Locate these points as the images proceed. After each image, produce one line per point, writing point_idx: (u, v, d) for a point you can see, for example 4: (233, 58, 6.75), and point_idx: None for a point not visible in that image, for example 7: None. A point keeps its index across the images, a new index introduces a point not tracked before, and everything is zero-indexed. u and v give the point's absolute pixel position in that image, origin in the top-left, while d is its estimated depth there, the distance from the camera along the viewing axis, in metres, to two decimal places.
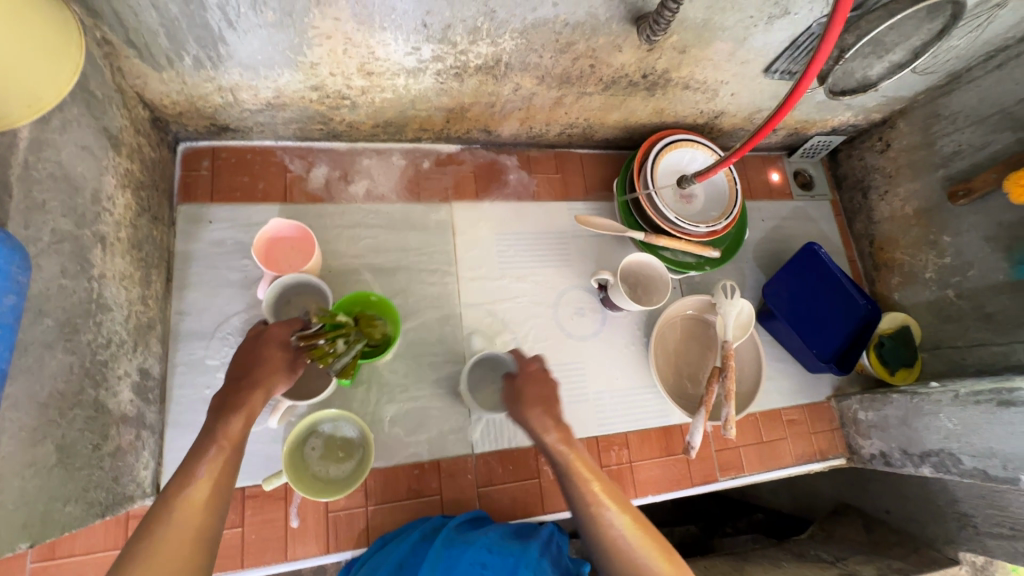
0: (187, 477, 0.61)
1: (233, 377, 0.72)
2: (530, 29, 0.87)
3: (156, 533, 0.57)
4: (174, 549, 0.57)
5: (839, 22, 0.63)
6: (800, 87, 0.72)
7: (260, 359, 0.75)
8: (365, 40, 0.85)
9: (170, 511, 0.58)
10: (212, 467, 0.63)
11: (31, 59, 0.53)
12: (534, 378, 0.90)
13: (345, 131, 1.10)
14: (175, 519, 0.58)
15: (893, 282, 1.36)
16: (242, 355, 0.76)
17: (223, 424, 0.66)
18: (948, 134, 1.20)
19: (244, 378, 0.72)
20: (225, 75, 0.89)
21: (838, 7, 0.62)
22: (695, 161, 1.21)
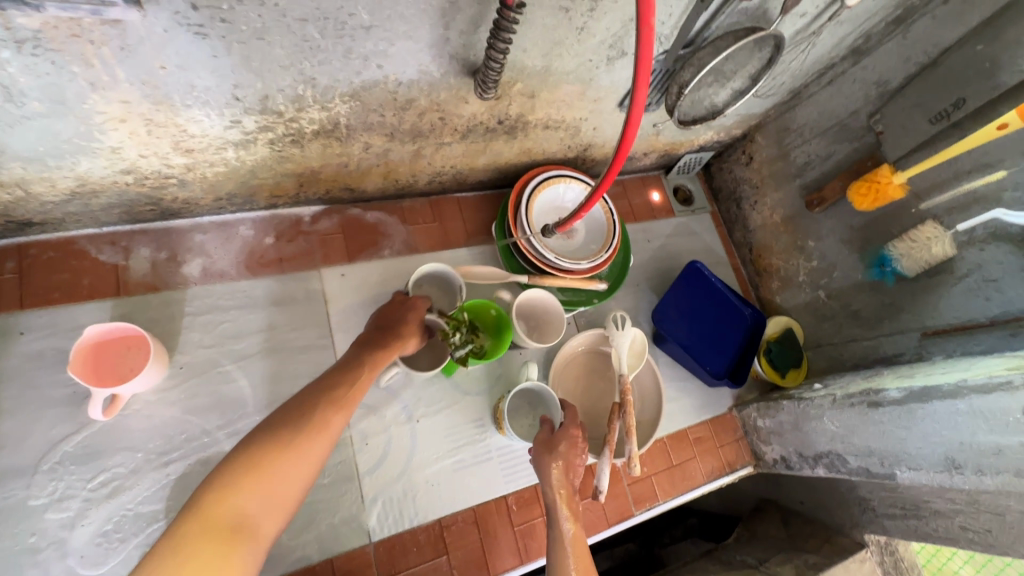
0: (338, 385, 0.79)
1: (383, 328, 0.92)
2: (361, 92, 0.81)
3: (308, 408, 0.74)
4: (318, 427, 0.72)
5: (644, 83, 0.62)
6: (623, 146, 0.73)
7: (403, 319, 0.94)
8: (170, 119, 0.75)
9: (321, 399, 0.76)
10: (354, 386, 0.80)
11: None
12: (573, 437, 0.96)
13: (184, 208, 0.99)
14: (324, 406, 0.75)
15: (774, 287, 1.41)
16: (389, 310, 0.96)
17: (370, 358, 0.86)
18: (799, 146, 1.26)
19: (390, 330, 0.92)
20: (4, 171, 0.75)
21: (640, 69, 0.61)
22: (570, 196, 1.21)
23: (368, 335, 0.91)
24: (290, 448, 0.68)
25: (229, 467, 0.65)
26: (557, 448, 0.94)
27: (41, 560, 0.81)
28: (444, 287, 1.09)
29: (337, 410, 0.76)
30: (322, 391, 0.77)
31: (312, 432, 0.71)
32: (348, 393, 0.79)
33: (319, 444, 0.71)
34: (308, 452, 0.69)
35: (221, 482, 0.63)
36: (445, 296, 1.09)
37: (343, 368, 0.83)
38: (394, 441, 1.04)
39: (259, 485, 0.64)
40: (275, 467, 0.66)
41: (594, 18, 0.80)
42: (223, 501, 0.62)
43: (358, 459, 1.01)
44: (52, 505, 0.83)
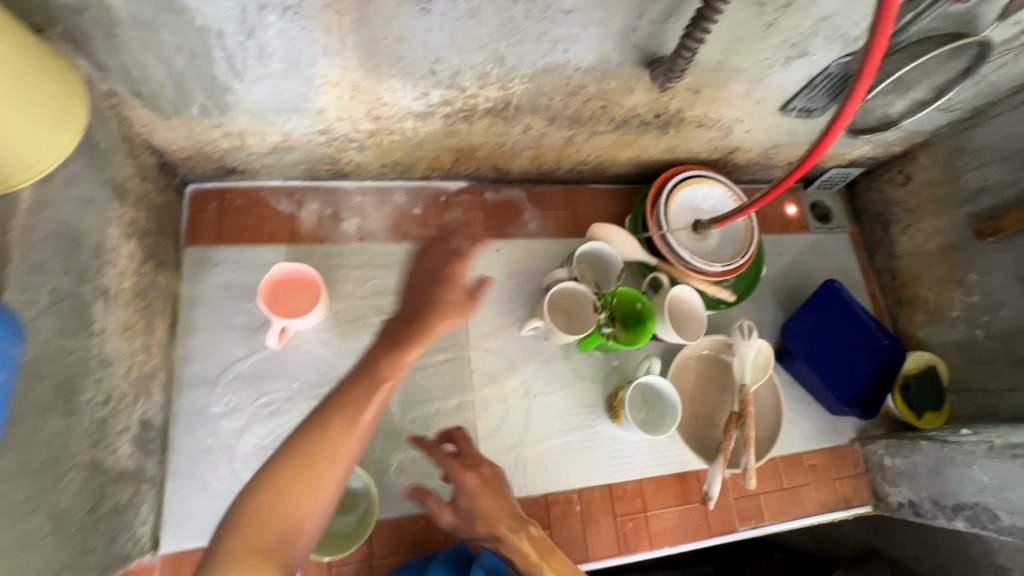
0: (352, 389, 0.62)
1: (411, 310, 0.71)
2: (540, 74, 0.85)
3: (314, 431, 0.58)
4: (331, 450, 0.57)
5: (867, 77, 0.61)
6: (819, 146, 0.71)
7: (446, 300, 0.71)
8: (373, 87, 0.83)
9: (327, 416, 0.59)
10: (373, 392, 0.62)
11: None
12: (469, 479, 0.83)
13: (353, 171, 1.09)
14: (332, 425, 0.58)
15: (917, 320, 1.30)
16: (432, 272, 0.74)
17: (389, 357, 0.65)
18: (974, 170, 1.16)
19: (423, 312, 0.70)
20: (232, 121, 0.87)
21: (867, 62, 0.60)
22: (709, 199, 1.19)
23: (402, 310, 0.72)
24: (298, 485, 0.55)
25: (232, 525, 0.53)
26: (466, 512, 0.82)
27: (214, 459, 0.93)
28: (602, 273, 1.13)
29: (348, 431, 0.58)
30: (330, 404, 0.60)
31: (319, 466, 0.56)
32: (357, 406, 0.60)
33: (323, 481, 0.56)
34: (309, 495, 0.55)
35: (237, 528, 0.53)
36: (601, 279, 1.13)
37: (361, 366, 0.64)
38: (512, 412, 1.08)
39: (273, 529, 0.53)
40: (272, 520, 0.53)
41: (786, 14, 0.78)
42: (242, 549, 0.52)
43: (477, 423, 1.06)
44: (226, 415, 0.96)
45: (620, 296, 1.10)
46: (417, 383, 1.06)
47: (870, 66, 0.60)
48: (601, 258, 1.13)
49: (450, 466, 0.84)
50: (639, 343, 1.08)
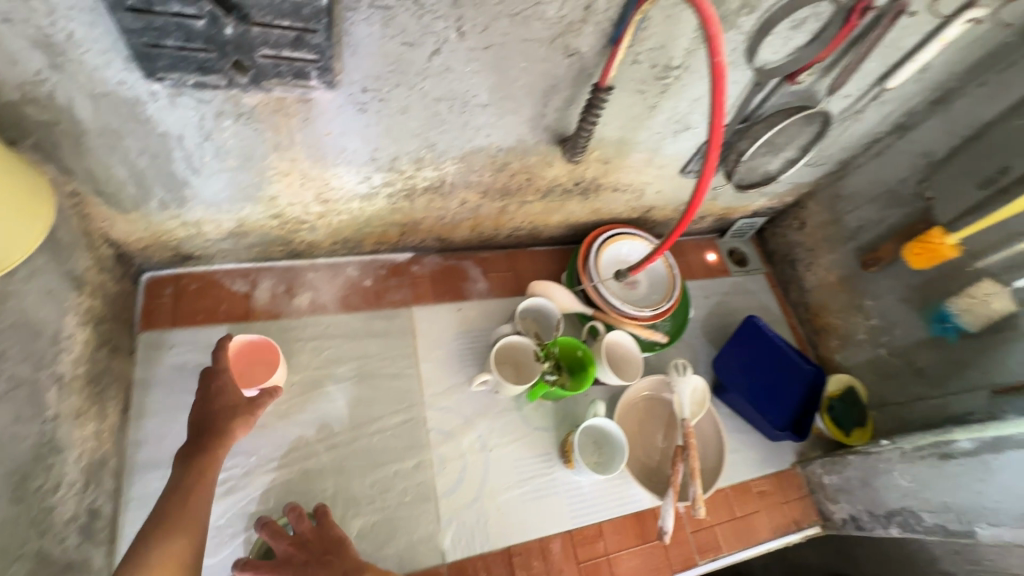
0: (168, 512, 0.79)
1: (197, 432, 0.90)
2: (468, 155, 0.98)
3: (153, 539, 0.75)
4: (177, 543, 0.76)
5: (716, 146, 0.76)
6: (694, 202, 0.85)
7: (216, 417, 0.91)
8: (320, 174, 0.94)
9: (149, 540, 0.75)
10: (188, 502, 0.81)
11: None
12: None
13: (305, 250, 1.18)
14: (164, 536, 0.76)
15: (833, 345, 1.44)
16: (206, 405, 0.92)
17: (191, 472, 0.84)
18: (851, 212, 1.35)
19: (206, 430, 0.90)
20: (189, 212, 0.95)
21: (714, 136, 0.75)
22: (634, 253, 1.33)
23: (191, 436, 0.89)
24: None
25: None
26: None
27: None
28: (544, 323, 1.23)
29: (182, 533, 0.77)
30: (156, 522, 0.78)
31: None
32: (172, 529, 0.77)
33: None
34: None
35: None
36: (545, 329, 1.22)
37: (170, 494, 0.81)
38: (469, 467, 1.11)
39: None
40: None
41: (664, 98, 0.96)
42: None
43: (436, 481, 1.08)
44: None
45: (562, 346, 1.18)
46: (375, 447, 1.08)
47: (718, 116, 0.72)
48: (543, 312, 1.22)
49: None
50: (584, 388, 1.16)
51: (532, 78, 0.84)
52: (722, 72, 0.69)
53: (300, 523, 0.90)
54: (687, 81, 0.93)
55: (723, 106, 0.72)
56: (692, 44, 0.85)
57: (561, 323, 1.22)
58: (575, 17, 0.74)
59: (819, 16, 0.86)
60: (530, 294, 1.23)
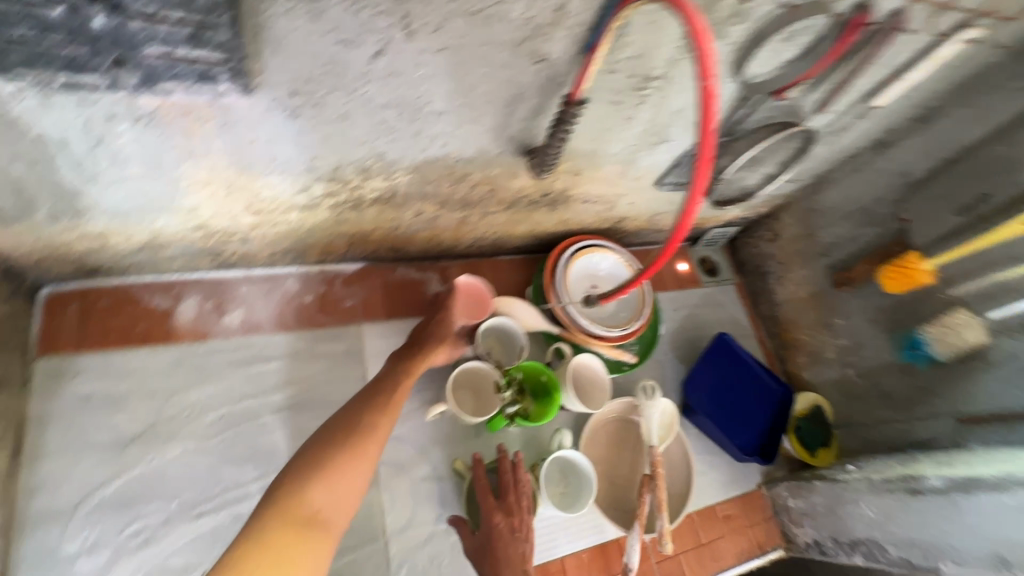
0: (383, 394, 0.90)
1: (413, 343, 1.02)
2: (422, 165, 0.87)
3: (371, 407, 0.87)
4: (385, 416, 0.86)
5: (702, 176, 0.65)
6: (678, 231, 0.74)
7: (432, 335, 1.02)
8: (249, 184, 0.81)
9: (368, 407, 0.86)
10: (394, 391, 0.91)
11: None
12: (493, 519, 0.92)
13: (239, 261, 1.04)
14: (374, 410, 0.86)
15: (801, 362, 1.42)
16: (430, 324, 1.05)
17: (406, 367, 0.96)
18: (825, 228, 1.31)
19: (419, 343, 1.01)
20: (90, 223, 0.81)
21: (700, 162, 0.64)
22: (604, 266, 1.25)
23: (407, 344, 1.02)
24: (359, 438, 0.81)
25: (300, 464, 0.78)
26: (482, 544, 0.92)
27: None
28: (505, 342, 1.14)
29: (388, 412, 0.87)
30: (372, 396, 0.89)
31: (368, 437, 0.82)
32: (388, 409, 0.88)
33: (371, 448, 0.82)
34: (354, 467, 0.78)
35: (304, 472, 0.76)
36: (507, 348, 1.14)
37: (383, 381, 0.93)
38: (423, 503, 1.02)
39: (340, 470, 0.77)
40: (338, 471, 0.77)
41: (641, 109, 0.86)
42: (312, 481, 0.75)
43: (386, 519, 0.99)
44: (84, 553, 0.83)
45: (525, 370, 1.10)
46: None
47: (705, 150, 0.62)
48: (506, 332, 1.14)
49: (491, 507, 0.94)
50: (548, 415, 1.09)
51: (492, 86, 0.73)
52: (711, 98, 0.58)
53: (525, 497, 0.95)
54: (667, 94, 0.84)
55: (712, 137, 0.62)
56: (676, 55, 0.76)
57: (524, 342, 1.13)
58: (541, 21, 0.64)
59: (812, 30, 0.78)
60: (493, 312, 1.14)
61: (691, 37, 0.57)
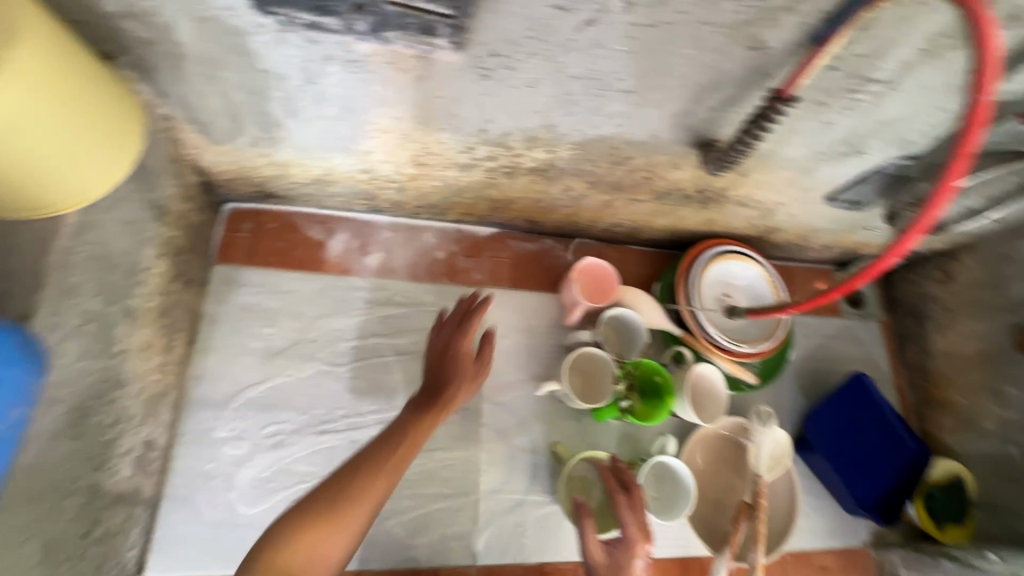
0: (383, 449, 0.72)
1: (428, 385, 0.85)
2: (589, 143, 0.84)
3: (366, 460, 0.69)
4: (382, 476, 0.68)
5: (941, 197, 0.60)
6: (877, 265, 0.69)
7: (449, 378, 0.86)
8: (422, 136, 0.83)
9: (361, 463, 0.69)
10: (399, 448, 0.72)
11: (68, 141, 0.55)
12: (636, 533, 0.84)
13: (388, 208, 1.10)
14: (366, 469, 0.67)
15: (946, 424, 1.25)
16: (446, 361, 0.88)
17: (410, 417, 0.78)
18: (1019, 280, 1.13)
19: (434, 385, 0.85)
20: (279, 152, 0.88)
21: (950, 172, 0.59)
22: (741, 276, 1.17)
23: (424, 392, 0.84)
24: (350, 490, 0.65)
25: (278, 528, 0.62)
26: (622, 561, 0.81)
27: (211, 486, 0.91)
28: (624, 333, 1.11)
29: (392, 468, 0.69)
30: (371, 451, 0.71)
31: (358, 499, 0.64)
32: (390, 461, 0.70)
33: (353, 519, 0.63)
34: (336, 530, 0.62)
35: (274, 547, 0.60)
36: (625, 339, 1.11)
37: (386, 435, 0.74)
38: (518, 472, 1.05)
39: (330, 533, 0.61)
40: (303, 543, 0.60)
41: (845, 116, 0.77)
42: (281, 556, 0.59)
43: (481, 478, 1.03)
44: (230, 441, 0.94)
45: (639, 368, 1.07)
46: None
47: (952, 171, 0.58)
48: (626, 324, 1.11)
49: (634, 520, 0.84)
50: (657, 416, 1.04)
51: (692, 71, 0.68)
52: (978, 117, 0.56)
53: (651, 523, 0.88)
54: (884, 103, 0.74)
55: (965, 156, 0.58)
56: (913, 58, 0.66)
57: (644, 336, 1.09)
58: (774, 4, 0.58)
59: None
60: (616, 302, 1.11)
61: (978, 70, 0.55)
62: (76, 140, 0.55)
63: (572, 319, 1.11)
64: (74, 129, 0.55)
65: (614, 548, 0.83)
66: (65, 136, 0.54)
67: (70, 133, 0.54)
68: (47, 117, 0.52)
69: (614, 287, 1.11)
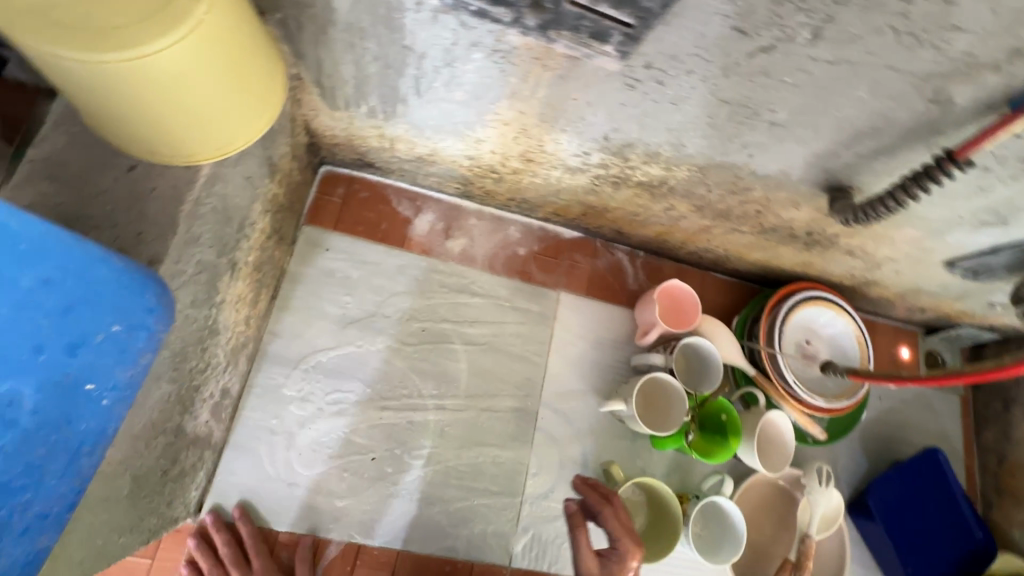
0: None
1: None
2: (711, 167, 0.80)
3: None
4: None
5: None
6: None
7: None
8: (540, 134, 0.81)
9: None
10: None
11: (225, 100, 0.54)
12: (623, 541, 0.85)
13: (478, 195, 1.08)
14: None
15: (1017, 517, 1.17)
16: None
17: None
18: None
19: None
20: (392, 127, 0.87)
21: None
22: (828, 325, 1.12)
23: None
24: None
25: None
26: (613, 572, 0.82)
27: (273, 441, 0.94)
28: (696, 363, 1.06)
29: None
30: None
31: None
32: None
33: None
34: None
35: None
36: (696, 370, 1.06)
37: None
38: (565, 482, 1.03)
39: None
40: None
41: (1005, 185, 0.70)
42: None
43: (527, 482, 1.02)
44: (297, 400, 0.96)
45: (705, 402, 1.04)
46: (480, 423, 1.03)
47: None
48: (698, 352, 1.06)
49: (622, 528, 0.86)
50: (717, 456, 1.01)
51: (857, 114, 0.63)
52: None
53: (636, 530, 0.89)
54: None
55: None
56: None
57: (717, 371, 1.04)
58: (984, 59, 0.52)
59: None
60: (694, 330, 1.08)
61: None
62: (230, 103, 0.55)
63: (646, 340, 1.09)
64: (230, 92, 0.54)
65: (606, 558, 0.84)
66: (220, 99, 0.54)
67: (228, 95, 0.54)
68: (212, 77, 0.51)
69: (694, 315, 1.07)
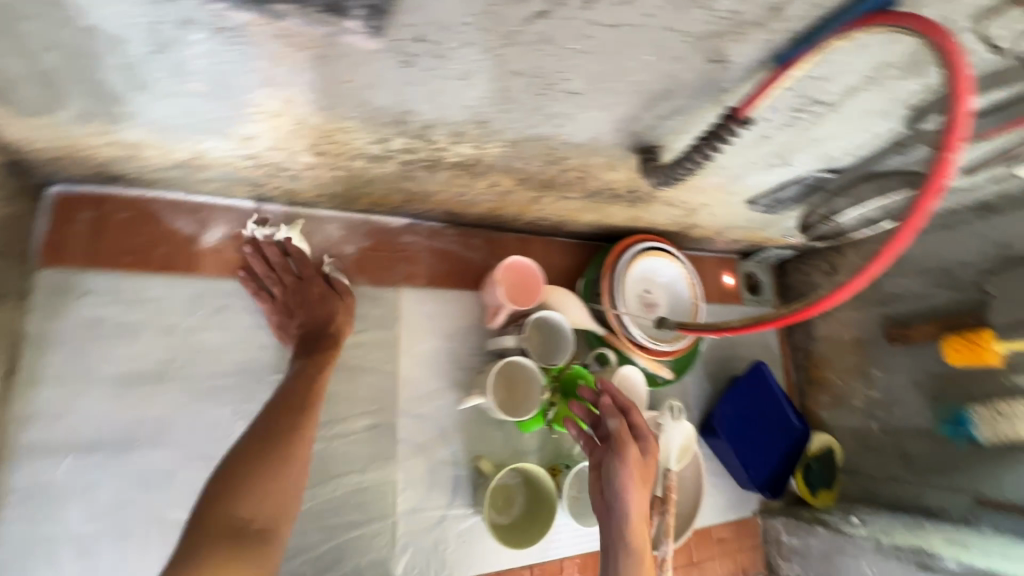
0: (290, 398, 0.79)
1: (310, 339, 0.87)
2: (523, 141, 0.75)
3: (290, 408, 0.77)
4: (299, 448, 0.74)
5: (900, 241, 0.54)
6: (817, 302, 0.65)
7: (319, 316, 0.89)
8: (322, 123, 0.68)
9: (285, 409, 0.77)
10: (311, 410, 0.79)
11: None
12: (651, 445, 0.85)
13: (279, 196, 0.91)
14: (289, 417, 0.76)
15: (823, 401, 1.39)
16: (306, 309, 0.90)
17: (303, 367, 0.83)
18: (892, 276, 1.25)
19: (314, 332, 0.88)
20: (124, 131, 0.67)
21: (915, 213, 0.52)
22: (662, 272, 1.18)
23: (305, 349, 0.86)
24: (285, 452, 0.72)
25: (222, 479, 0.68)
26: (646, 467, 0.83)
27: (55, 553, 0.73)
28: (548, 334, 1.07)
29: (304, 414, 0.77)
30: (279, 399, 0.79)
31: (280, 487, 0.69)
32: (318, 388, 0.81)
33: (300, 450, 0.74)
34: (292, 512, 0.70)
35: (236, 482, 0.67)
36: (548, 342, 1.07)
37: (290, 381, 0.82)
38: (438, 487, 0.98)
39: (274, 465, 0.70)
40: (269, 483, 0.69)
41: (783, 131, 0.74)
42: (239, 498, 0.66)
43: (397, 499, 0.95)
44: (79, 495, 0.76)
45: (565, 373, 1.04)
46: (331, 454, 0.92)
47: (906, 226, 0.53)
48: (550, 326, 1.07)
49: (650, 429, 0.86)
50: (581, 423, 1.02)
51: (646, 77, 0.60)
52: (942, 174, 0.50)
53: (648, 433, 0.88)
54: (822, 123, 0.72)
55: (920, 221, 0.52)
56: (859, 84, 0.64)
57: (569, 338, 1.05)
58: (748, 16, 0.51)
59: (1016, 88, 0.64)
60: (542, 303, 1.06)
61: (949, 98, 0.48)
62: None
63: (497, 322, 1.05)
64: None
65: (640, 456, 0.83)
66: None
67: None
68: None
69: (540, 287, 1.05)
